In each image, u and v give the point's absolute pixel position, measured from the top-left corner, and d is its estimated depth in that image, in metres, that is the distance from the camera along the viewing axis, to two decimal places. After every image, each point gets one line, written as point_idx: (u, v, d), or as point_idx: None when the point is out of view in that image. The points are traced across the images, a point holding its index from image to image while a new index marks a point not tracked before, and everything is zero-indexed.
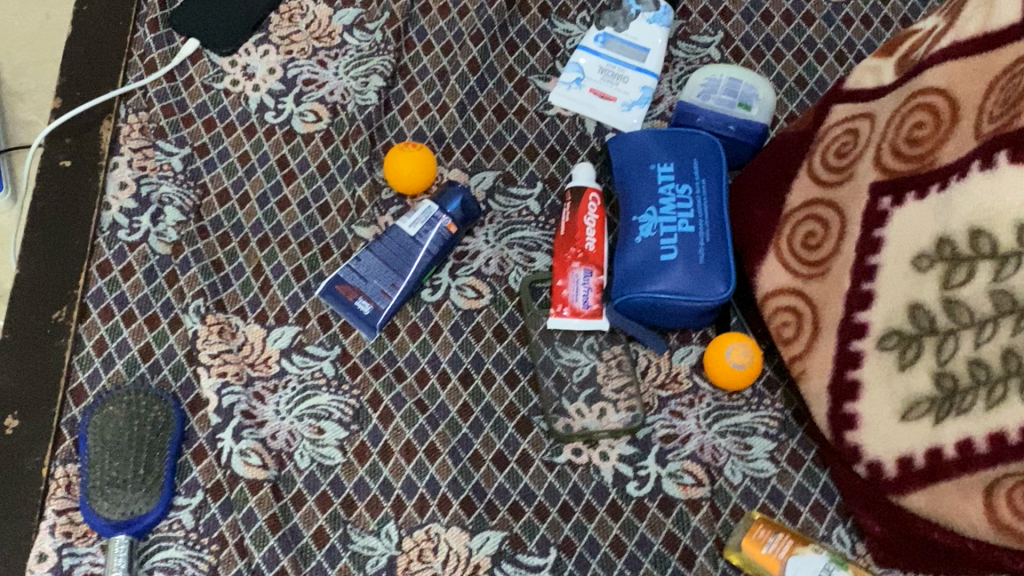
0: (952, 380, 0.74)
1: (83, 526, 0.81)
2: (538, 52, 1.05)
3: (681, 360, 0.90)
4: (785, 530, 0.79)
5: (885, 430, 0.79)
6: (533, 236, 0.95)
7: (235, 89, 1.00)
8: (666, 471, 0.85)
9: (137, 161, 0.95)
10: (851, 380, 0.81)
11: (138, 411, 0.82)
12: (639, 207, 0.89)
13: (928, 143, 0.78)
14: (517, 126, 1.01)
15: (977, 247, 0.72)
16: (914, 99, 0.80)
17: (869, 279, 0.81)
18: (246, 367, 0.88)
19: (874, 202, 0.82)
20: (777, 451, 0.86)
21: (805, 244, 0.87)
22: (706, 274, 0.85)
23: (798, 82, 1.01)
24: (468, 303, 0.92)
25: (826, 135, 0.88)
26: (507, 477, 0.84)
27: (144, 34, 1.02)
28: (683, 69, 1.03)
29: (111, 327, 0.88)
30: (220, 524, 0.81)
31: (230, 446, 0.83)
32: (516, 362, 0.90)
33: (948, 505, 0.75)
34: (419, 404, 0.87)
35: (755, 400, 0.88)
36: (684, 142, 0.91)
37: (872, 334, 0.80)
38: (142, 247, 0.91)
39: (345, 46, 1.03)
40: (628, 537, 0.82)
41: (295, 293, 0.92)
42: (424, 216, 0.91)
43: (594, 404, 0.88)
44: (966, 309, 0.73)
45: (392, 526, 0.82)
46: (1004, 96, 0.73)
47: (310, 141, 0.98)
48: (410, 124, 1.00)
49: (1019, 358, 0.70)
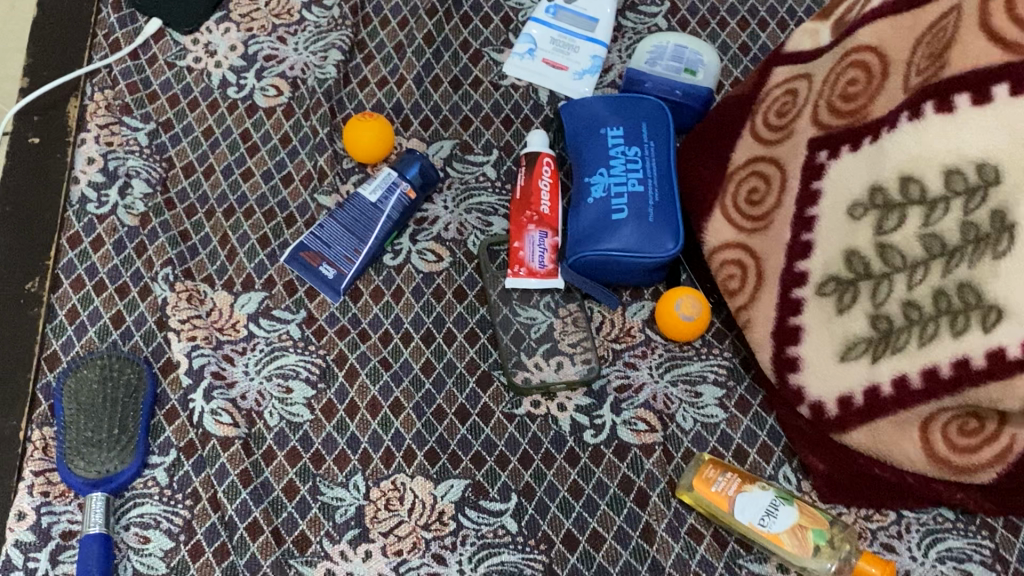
0: (886, 321, 0.79)
1: (60, 485, 0.84)
2: (491, 24, 1.08)
3: (634, 315, 0.94)
4: (733, 469, 0.83)
5: (825, 372, 0.83)
6: (490, 201, 0.99)
7: (197, 66, 1.04)
8: (620, 419, 0.88)
9: (104, 136, 0.98)
10: (793, 325, 0.86)
11: (111, 373, 0.85)
12: (590, 169, 0.93)
13: (861, 99, 0.82)
14: (473, 96, 1.04)
15: (908, 193, 0.77)
16: (848, 58, 0.84)
17: (809, 230, 0.85)
18: (215, 332, 0.91)
19: (812, 156, 0.86)
20: (726, 397, 0.90)
21: (749, 200, 0.91)
22: (655, 231, 0.88)
23: (742, 48, 1.05)
24: (429, 266, 0.95)
25: (767, 96, 0.92)
26: (469, 429, 0.88)
27: (107, 15, 1.05)
28: (632, 39, 1.07)
29: (83, 297, 0.91)
30: (194, 480, 0.84)
31: (201, 406, 0.87)
32: (475, 321, 0.93)
33: (887, 440, 0.81)
34: (383, 361, 0.91)
35: (704, 350, 0.92)
36: (633, 106, 0.95)
37: (812, 281, 0.84)
38: (111, 220, 0.94)
39: (303, 23, 1.06)
40: (585, 481, 0.86)
41: (261, 260, 0.95)
42: (384, 182, 0.94)
43: (552, 358, 0.91)
44: (898, 253, 0.78)
45: (359, 477, 0.85)
46: (929, 50, 0.77)
47: (271, 115, 1.01)
48: (368, 96, 1.03)
49: (948, 297, 0.74)
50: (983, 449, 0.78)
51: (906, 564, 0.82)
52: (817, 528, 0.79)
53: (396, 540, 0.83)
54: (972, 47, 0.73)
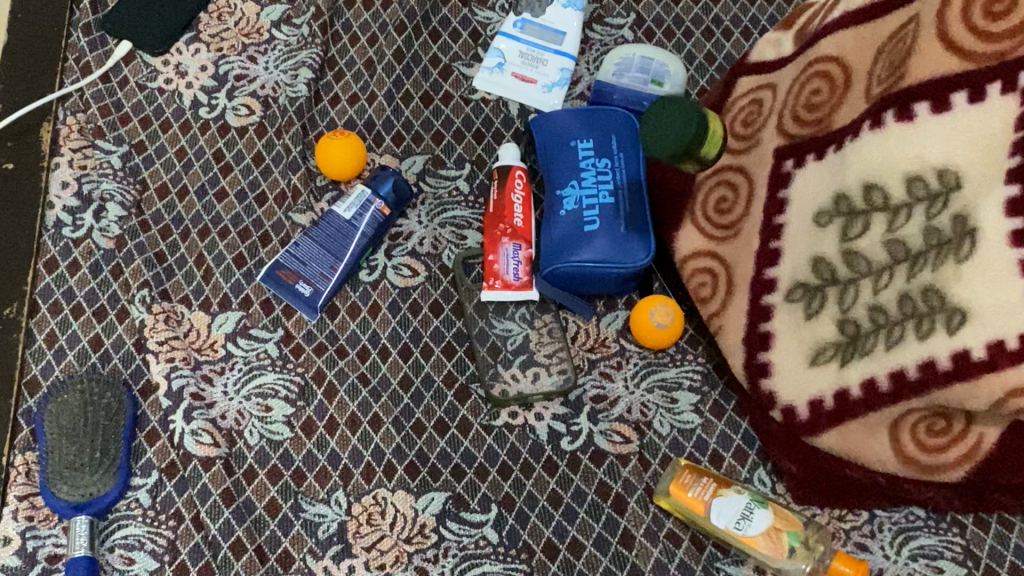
0: (854, 326, 0.80)
1: (45, 509, 0.84)
2: (460, 39, 1.09)
3: (607, 325, 0.95)
4: (709, 475, 0.85)
5: (796, 377, 0.84)
6: (464, 215, 1.00)
7: (168, 87, 1.04)
8: (597, 429, 0.90)
9: (77, 160, 0.99)
10: (764, 331, 0.87)
11: (91, 398, 0.86)
12: (561, 182, 0.94)
13: (825, 108, 0.85)
14: (443, 111, 1.05)
15: (871, 200, 0.79)
16: (811, 67, 0.87)
17: (777, 238, 0.87)
18: (193, 352, 0.92)
19: (777, 165, 0.88)
20: (701, 402, 0.91)
21: (718, 210, 0.93)
22: (626, 242, 0.90)
23: (708, 58, 1.06)
24: (404, 281, 0.96)
25: (734, 106, 0.95)
26: (448, 442, 0.89)
27: (77, 38, 1.06)
28: (599, 51, 1.08)
29: (61, 321, 0.92)
30: (177, 500, 0.85)
31: (182, 427, 0.88)
32: (451, 335, 0.94)
33: (858, 443, 0.82)
34: (361, 377, 0.92)
35: (679, 356, 0.93)
36: (602, 119, 0.96)
37: (781, 288, 0.86)
38: (87, 243, 0.95)
39: (273, 42, 1.07)
40: (564, 490, 0.87)
41: (238, 280, 0.96)
42: (358, 200, 0.95)
43: (528, 369, 0.93)
44: (864, 259, 0.79)
45: (341, 493, 0.86)
46: (889, 61, 0.80)
47: (244, 134, 1.02)
48: (340, 113, 1.04)
49: (913, 301, 0.76)
50: (951, 448, 0.79)
51: (880, 563, 0.83)
52: (790, 531, 0.80)
53: (379, 554, 0.84)
54: (930, 57, 0.75)
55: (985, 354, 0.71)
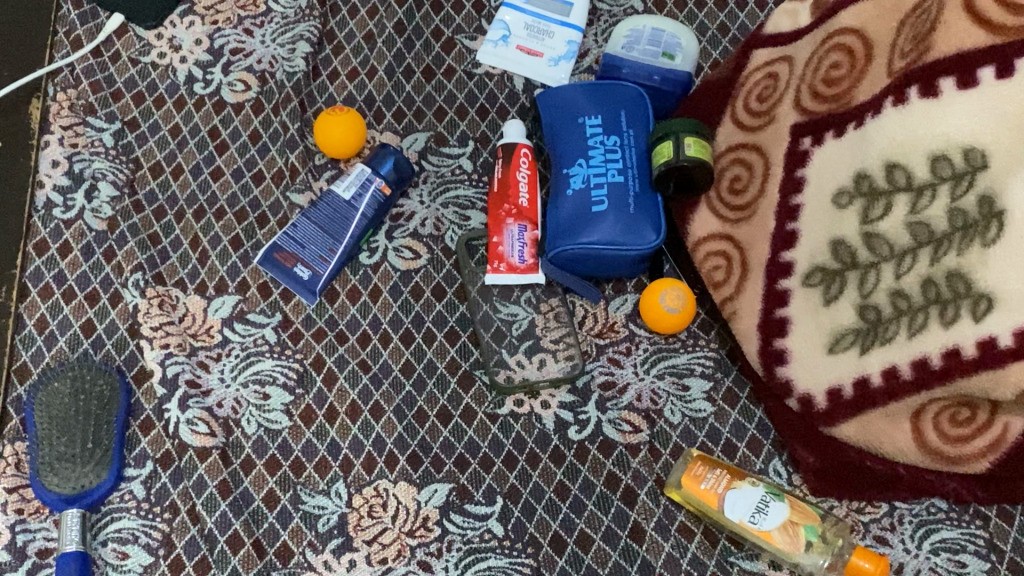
0: (875, 312, 0.77)
1: (35, 502, 0.82)
2: (463, 11, 1.05)
3: (616, 310, 0.92)
4: (722, 466, 0.81)
5: (814, 365, 0.81)
6: (467, 194, 0.97)
7: (162, 62, 1.01)
8: (606, 417, 0.87)
9: (68, 138, 0.96)
10: (780, 317, 0.84)
11: (83, 386, 0.83)
12: (568, 161, 0.91)
13: (845, 83, 0.81)
14: (446, 86, 1.01)
15: (893, 180, 0.75)
16: (830, 40, 0.83)
17: (793, 220, 0.83)
18: (189, 338, 0.89)
19: (796, 143, 0.84)
20: (713, 390, 0.88)
21: (732, 189, 0.89)
22: (636, 222, 0.86)
23: (720, 29, 1.02)
24: (406, 264, 0.93)
25: (747, 81, 0.91)
26: (452, 431, 0.86)
27: (68, 11, 1.02)
28: (607, 22, 1.04)
29: (51, 305, 0.89)
30: (172, 492, 0.82)
31: (177, 416, 0.85)
32: (455, 319, 0.91)
33: (879, 434, 0.79)
34: (362, 364, 0.89)
35: (690, 342, 0.90)
36: (611, 93, 0.93)
37: (798, 272, 0.83)
38: (78, 224, 0.92)
39: (270, 14, 1.03)
40: (572, 482, 0.84)
41: (234, 263, 0.92)
42: (358, 179, 0.92)
43: (534, 356, 0.89)
44: (885, 242, 0.76)
45: (341, 484, 0.83)
46: (913, 33, 0.76)
47: (240, 111, 0.99)
48: (339, 88, 1.01)
49: (937, 287, 0.73)
50: (975, 439, 0.76)
51: (900, 558, 0.80)
52: (808, 524, 0.78)
53: (381, 548, 0.81)
54: (957, 29, 0.72)
55: (1011, 342, 0.68)
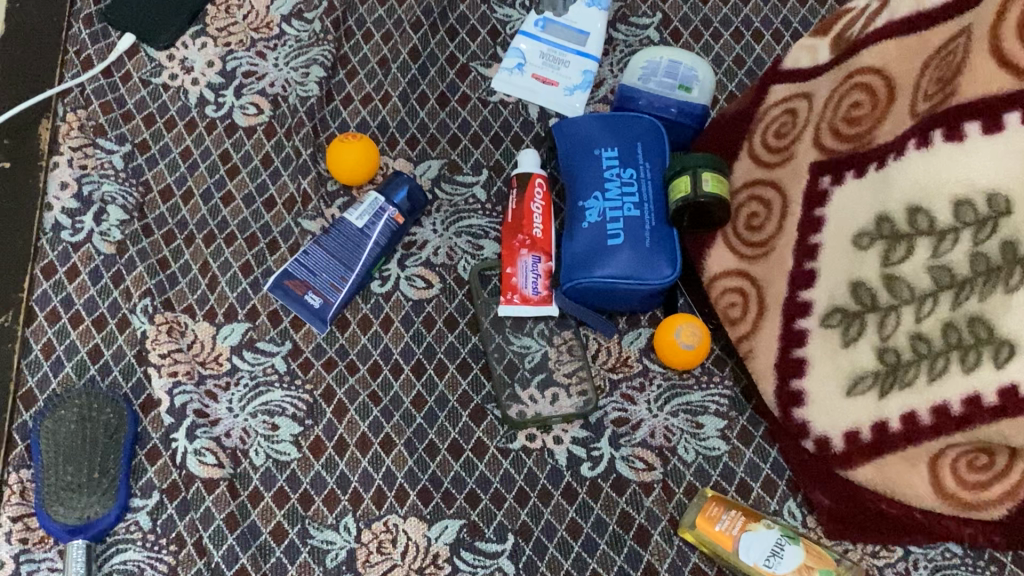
0: (894, 355, 0.76)
1: (39, 531, 0.80)
2: (478, 37, 1.05)
3: (630, 344, 0.91)
4: (737, 506, 0.81)
5: (830, 407, 0.80)
6: (480, 223, 0.96)
7: (173, 83, 1.00)
8: (619, 454, 0.86)
9: (77, 159, 0.95)
10: (797, 357, 0.83)
11: (90, 415, 0.83)
12: (584, 193, 0.90)
13: (866, 123, 0.81)
14: (460, 113, 1.00)
15: (915, 223, 0.75)
16: (851, 79, 0.83)
17: (812, 258, 0.83)
18: (197, 366, 0.88)
19: (815, 181, 0.84)
20: (728, 428, 0.87)
21: (749, 226, 0.88)
22: (653, 257, 0.86)
23: (737, 61, 1.02)
24: (418, 293, 0.92)
25: (765, 116, 0.91)
26: (463, 466, 0.85)
27: (78, 31, 1.01)
28: (624, 52, 1.03)
29: (58, 330, 0.88)
30: (178, 524, 0.81)
31: (184, 446, 0.84)
32: (467, 351, 0.90)
33: (896, 477, 0.78)
34: (372, 396, 0.87)
35: (705, 379, 0.89)
36: (627, 126, 0.92)
37: (816, 312, 0.82)
38: (86, 247, 0.91)
39: (283, 37, 1.02)
40: (584, 520, 0.83)
41: (244, 289, 0.91)
42: (371, 207, 0.91)
43: (546, 390, 0.88)
44: (906, 285, 0.75)
45: (350, 519, 0.82)
46: (937, 75, 0.76)
47: (252, 135, 0.98)
48: (353, 114, 1.00)
49: (958, 332, 0.72)
50: (994, 484, 0.76)
51: None
52: (823, 568, 0.77)
53: None
54: (982, 73, 0.71)
55: None
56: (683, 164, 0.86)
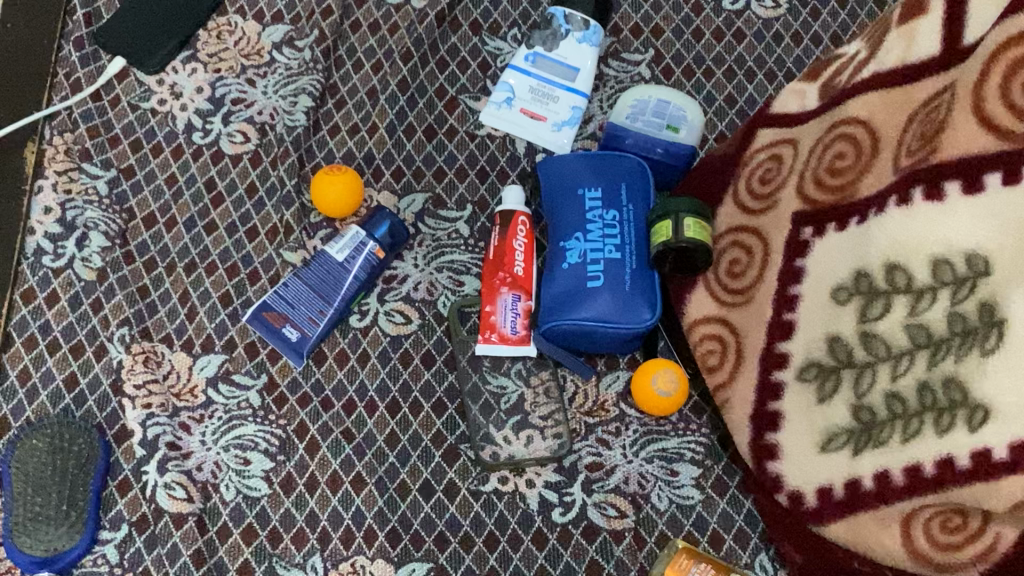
0: (869, 413, 0.75)
1: (6, 562, 0.80)
2: (468, 70, 1.05)
3: (608, 387, 0.91)
4: (708, 559, 0.80)
5: (804, 461, 0.80)
6: (462, 258, 0.96)
7: (162, 109, 0.99)
8: (591, 500, 0.86)
9: (62, 184, 0.94)
10: (772, 410, 0.82)
11: (61, 445, 0.82)
12: (565, 233, 0.89)
13: (849, 174, 0.80)
14: (447, 147, 1.01)
15: (893, 281, 0.73)
16: (836, 129, 0.81)
17: (791, 310, 0.82)
18: (172, 397, 0.87)
19: (796, 231, 0.83)
20: (702, 477, 0.87)
21: (730, 272, 0.88)
22: (632, 301, 0.85)
23: (728, 100, 1.02)
24: (396, 328, 0.92)
25: (751, 160, 0.90)
26: (433, 507, 0.85)
27: (69, 52, 1.01)
28: (614, 88, 1.03)
29: (35, 357, 0.87)
30: (145, 558, 0.80)
31: (154, 479, 0.83)
32: (443, 390, 0.90)
33: (868, 536, 0.76)
34: (345, 433, 0.87)
35: (682, 425, 0.89)
36: (612, 165, 0.91)
37: (793, 364, 0.81)
38: (67, 273, 0.90)
39: (274, 65, 1.02)
40: (553, 566, 0.83)
41: (222, 320, 0.91)
42: (352, 241, 0.91)
43: (521, 432, 0.88)
44: (882, 343, 0.74)
45: (317, 558, 0.82)
46: (921, 130, 0.74)
47: (238, 163, 0.97)
48: (339, 145, 1.00)
49: (934, 392, 0.70)
50: (965, 547, 0.71)
51: None
52: None
53: None
54: (964, 131, 0.69)
55: (1007, 455, 0.65)
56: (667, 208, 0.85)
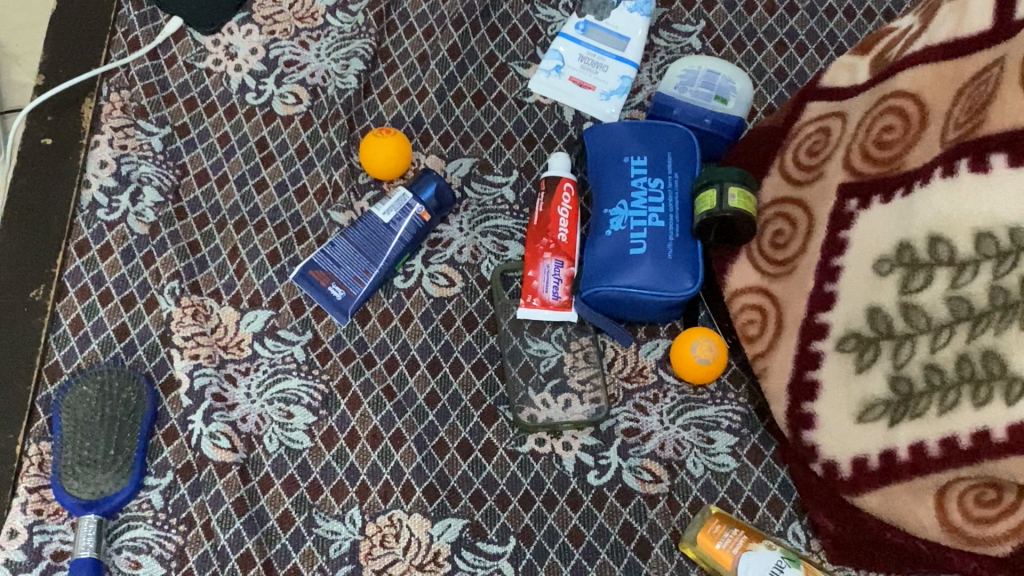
0: (907, 384, 0.75)
1: (55, 504, 0.82)
2: (519, 38, 1.06)
3: (647, 354, 0.92)
4: (739, 525, 0.81)
5: (840, 433, 0.80)
6: (507, 224, 0.97)
7: (216, 69, 1.01)
8: (627, 464, 0.87)
9: (117, 139, 0.96)
10: (811, 380, 0.83)
11: (110, 391, 0.83)
12: (610, 201, 0.90)
13: (897, 147, 0.79)
14: (495, 113, 1.01)
15: (936, 253, 0.73)
16: (885, 102, 0.81)
17: (832, 281, 0.82)
18: (219, 350, 0.89)
19: (841, 204, 0.83)
20: (738, 445, 0.88)
21: (774, 243, 0.88)
22: (674, 269, 0.85)
23: (778, 73, 1.02)
24: (440, 290, 0.94)
25: (799, 133, 0.90)
26: (471, 465, 0.86)
27: (128, 12, 1.02)
28: (663, 59, 1.04)
29: (88, 307, 0.89)
30: (188, 505, 0.82)
31: (200, 429, 0.85)
32: (484, 351, 0.91)
33: (901, 507, 0.77)
34: (387, 390, 0.89)
35: (719, 394, 0.90)
36: (659, 134, 0.92)
37: (832, 335, 0.81)
38: (120, 227, 0.92)
39: (327, 28, 1.03)
40: (586, 527, 0.84)
41: (270, 277, 0.93)
42: (398, 203, 0.92)
43: (560, 395, 0.89)
44: (923, 314, 0.74)
45: (356, 511, 0.83)
46: (969, 104, 0.73)
47: (289, 124, 0.99)
48: (389, 109, 1.01)
49: (971, 365, 0.70)
50: (999, 522, 0.72)
51: None
52: None
53: None
54: (1013, 105, 0.68)
55: None
56: (712, 177, 0.85)
